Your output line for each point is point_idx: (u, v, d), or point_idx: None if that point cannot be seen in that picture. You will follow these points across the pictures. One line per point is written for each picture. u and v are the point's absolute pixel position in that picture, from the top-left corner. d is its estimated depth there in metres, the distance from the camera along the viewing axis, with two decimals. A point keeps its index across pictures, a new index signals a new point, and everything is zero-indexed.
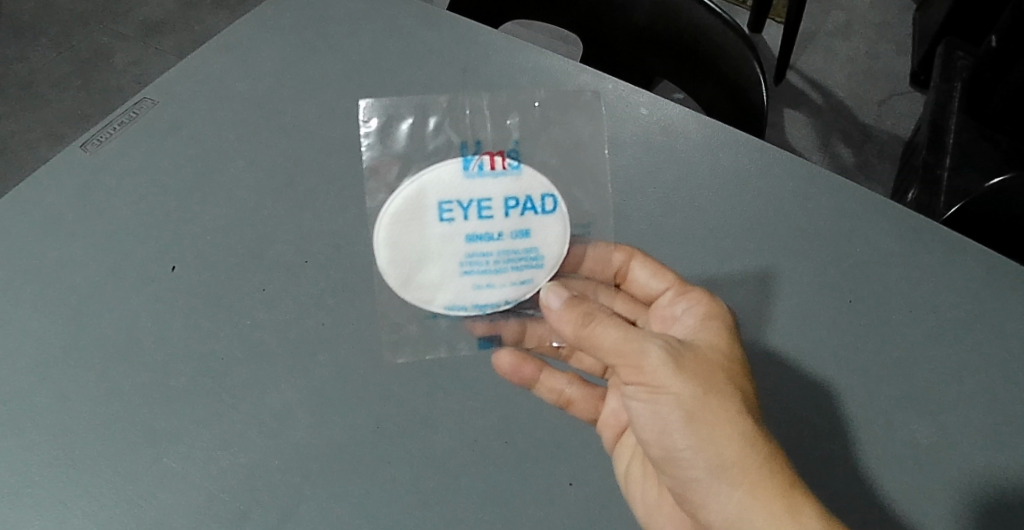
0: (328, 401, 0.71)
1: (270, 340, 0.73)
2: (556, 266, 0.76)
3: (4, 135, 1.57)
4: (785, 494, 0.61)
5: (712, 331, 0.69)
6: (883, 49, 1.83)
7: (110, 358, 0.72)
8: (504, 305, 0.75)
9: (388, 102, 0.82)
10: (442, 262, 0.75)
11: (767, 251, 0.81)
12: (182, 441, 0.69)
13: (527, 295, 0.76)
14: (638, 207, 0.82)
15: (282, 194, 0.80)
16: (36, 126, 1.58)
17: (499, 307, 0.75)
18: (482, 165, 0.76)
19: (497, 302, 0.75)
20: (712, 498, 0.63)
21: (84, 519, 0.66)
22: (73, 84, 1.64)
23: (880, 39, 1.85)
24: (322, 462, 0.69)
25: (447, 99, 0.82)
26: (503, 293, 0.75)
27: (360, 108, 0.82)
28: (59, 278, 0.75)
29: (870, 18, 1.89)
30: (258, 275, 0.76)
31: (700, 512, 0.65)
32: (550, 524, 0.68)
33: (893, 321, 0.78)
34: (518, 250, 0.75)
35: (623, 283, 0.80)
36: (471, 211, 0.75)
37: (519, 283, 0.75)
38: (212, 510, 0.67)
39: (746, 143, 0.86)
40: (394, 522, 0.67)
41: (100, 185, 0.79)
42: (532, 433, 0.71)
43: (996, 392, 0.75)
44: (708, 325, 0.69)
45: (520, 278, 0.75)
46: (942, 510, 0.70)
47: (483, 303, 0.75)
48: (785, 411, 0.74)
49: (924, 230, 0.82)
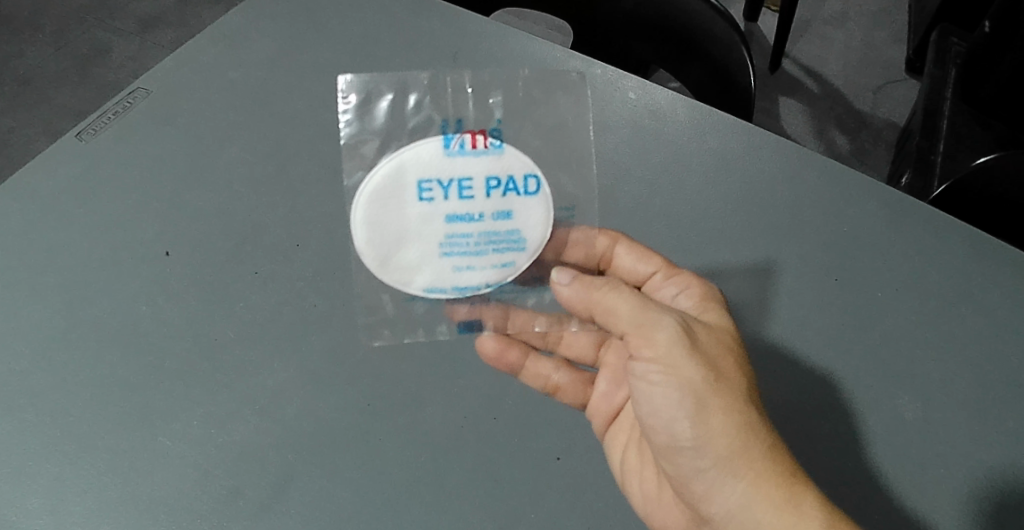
0: (321, 380, 0.72)
1: (263, 322, 0.74)
2: (537, 249, 0.77)
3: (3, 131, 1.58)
4: (789, 485, 0.62)
5: (716, 315, 0.70)
6: (877, 36, 1.85)
7: (106, 343, 0.73)
8: (485, 287, 0.76)
9: (368, 77, 0.82)
10: (420, 242, 0.75)
11: (754, 232, 0.82)
12: (177, 421, 0.70)
13: (508, 278, 0.77)
14: (626, 190, 0.83)
15: (274, 180, 0.81)
16: (33, 121, 1.59)
17: (479, 289, 0.76)
18: (463, 143, 0.77)
19: (478, 284, 0.76)
20: (716, 488, 0.64)
21: (82, 498, 0.67)
22: (71, 80, 1.65)
23: (872, 28, 1.86)
24: (315, 439, 0.70)
25: (428, 76, 0.82)
26: (483, 276, 0.76)
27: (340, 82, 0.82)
28: (55, 263, 0.76)
29: (865, 6, 1.90)
30: (251, 258, 0.77)
31: (700, 503, 0.65)
32: (539, 498, 0.69)
33: (878, 299, 0.79)
34: (499, 231, 0.76)
35: (609, 269, 0.80)
36: (450, 189, 0.75)
37: (500, 265, 0.76)
38: (207, 486, 0.68)
39: (734, 125, 0.87)
40: (385, 498, 0.68)
41: (95, 172, 0.80)
42: (520, 410, 0.72)
43: (980, 366, 0.76)
44: (708, 309, 0.71)
45: (501, 260, 0.76)
46: (924, 482, 0.71)
47: (463, 285, 0.76)
48: (771, 386, 0.75)
49: (911, 208, 0.83)
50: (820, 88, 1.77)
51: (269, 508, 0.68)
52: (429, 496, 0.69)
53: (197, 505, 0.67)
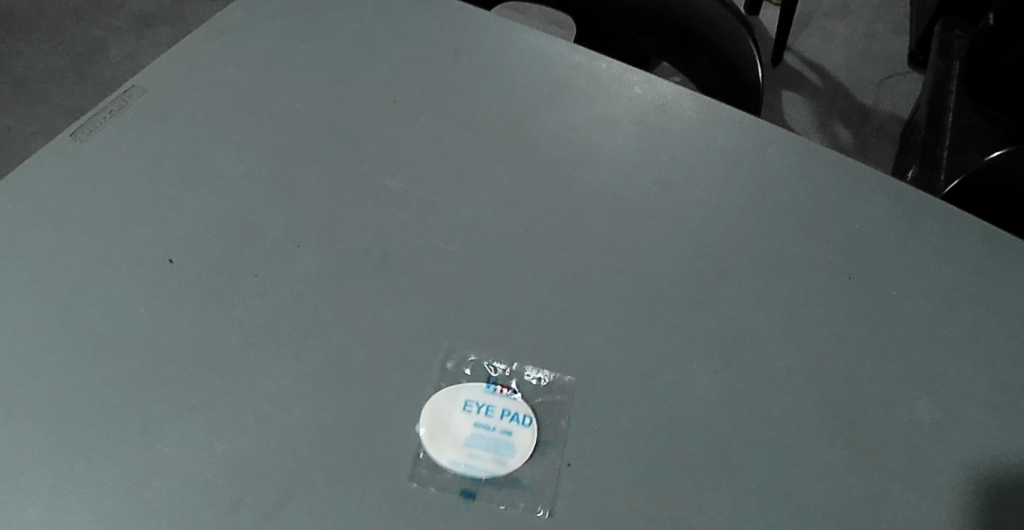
0: (325, 386, 0.64)
1: (263, 324, 0.67)
2: (520, 460, 0.62)
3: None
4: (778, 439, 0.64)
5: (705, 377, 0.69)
6: (872, 36, 1.87)
7: (89, 350, 0.66)
8: (462, 444, 0.63)
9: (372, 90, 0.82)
10: (435, 426, 0.63)
11: (776, 231, 0.78)
12: (167, 432, 0.62)
13: (493, 468, 0.62)
14: (643, 180, 0.79)
15: (272, 174, 0.76)
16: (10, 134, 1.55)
17: (456, 431, 0.63)
18: (475, 255, 0.72)
19: (458, 440, 0.63)
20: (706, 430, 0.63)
21: (56, 522, 0.59)
22: (52, 91, 1.62)
23: (869, 27, 1.89)
24: (318, 448, 0.61)
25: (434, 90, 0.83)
26: (464, 434, 0.63)
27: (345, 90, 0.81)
28: (40, 266, 0.71)
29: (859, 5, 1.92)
30: (249, 260, 0.71)
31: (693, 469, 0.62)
32: (569, 525, 0.60)
33: (899, 295, 0.76)
34: (495, 428, 0.64)
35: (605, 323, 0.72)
36: (473, 410, 0.65)
37: (486, 447, 0.63)
38: (199, 506, 0.59)
39: (741, 121, 0.85)
40: (400, 519, 0.59)
41: (95, 176, 0.76)
42: (548, 415, 0.64)
43: (1006, 363, 0.73)
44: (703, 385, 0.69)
45: (489, 450, 0.63)
46: (973, 485, 0.66)
47: (439, 426, 0.63)
48: (815, 389, 0.69)
49: (923, 205, 0.81)
50: (822, 81, 1.77)
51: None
52: (450, 523, 0.59)
53: (196, 519, 0.59)
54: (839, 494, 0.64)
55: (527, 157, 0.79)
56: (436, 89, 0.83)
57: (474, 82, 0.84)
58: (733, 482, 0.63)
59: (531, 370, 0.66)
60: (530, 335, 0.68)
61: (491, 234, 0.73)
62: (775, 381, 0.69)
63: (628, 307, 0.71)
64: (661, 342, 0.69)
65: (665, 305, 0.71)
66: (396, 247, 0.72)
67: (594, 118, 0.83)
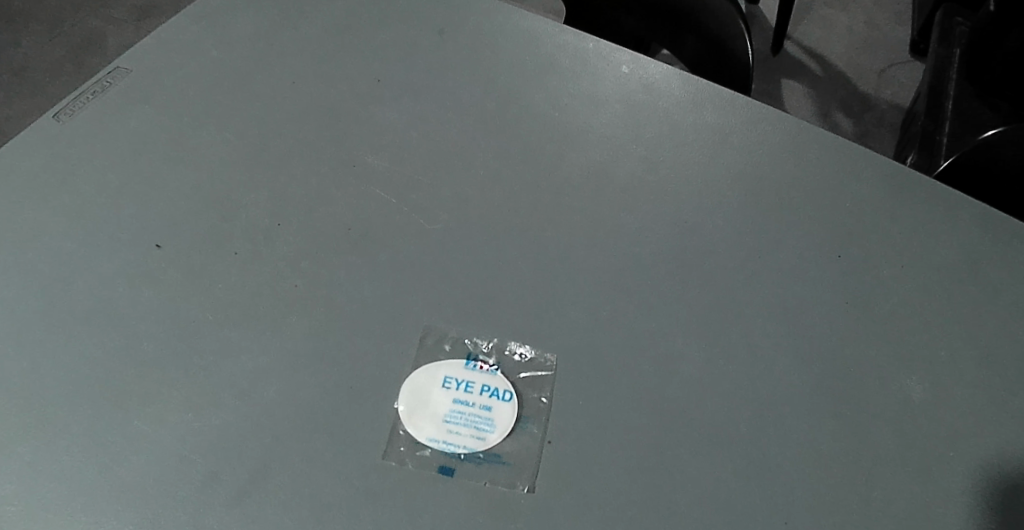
0: (304, 362, 0.63)
1: (244, 302, 0.66)
2: (490, 446, 0.61)
3: None
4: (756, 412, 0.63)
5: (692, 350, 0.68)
6: (870, 26, 1.86)
7: (66, 326, 0.65)
8: (429, 419, 0.62)
9: (355, 72, 0.82)
10: (412, 403, 0.62)
11: (765, 210, 0.76)
12: (146, 406, 0.61)
13: (458, 448, 0.61)
14: (630, 158, 0.78)
15: (254, 153, 0.75)
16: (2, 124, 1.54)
17: (424, 405, 0.63)
18: (457, 232, 0.71)
19: (426, 414, 0.62)
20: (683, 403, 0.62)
21: (31, 499, 0.58)
22: (48, 81, 1.61)
23: (867, 17, 1.87)
24: (297, 424, 0.61)
25: (421, 73, 0.82)
26: (434, 411, 0.63)
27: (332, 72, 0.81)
28: (18, 243, 0.69)
29: None
30: (229, 238, 0.70)
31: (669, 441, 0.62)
32: (552, 501, 0.59)
33: (889, 272, 0.74)
34: (468, 408, 0.63)
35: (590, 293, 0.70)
36: (452, 387, 0.64)
37: (451, 428, 0.62)
38: (177, 482, 0.58)
39: (730, 100, 0.84)
40: (378, 494, 0.58)
41: (75, 150, 0.75)
42: (525, 392, 0.64)
43: (996, 340, 0.72)
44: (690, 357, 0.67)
45: (454, 431, 0.62)
46: (962, 462, 0.65)
47: (411, 400, 0.62)
48: (802, 366, 0.68)
49: (912, 185, 0.80)
50: (824, 71, 1.76)
51: (245, 510, 0.57)
52: (427, 499, 0.58)
53: (171, 495, 0.58)
54: (827, 473, 0.63)
55: (512, 136, 0.78)
56: (420, 69, 0.83)
57: (459, 65, 0.83)
58: (715, 461, 0.62)
59: (515, 346, 0.66)
60: (512, 314, 0.67)
61: (474, 211, 0.73)
62: (761, 361, 0.68)
63: (612, 286, 0.70)
64: (645, 321, 0.68)
65: (650, 283, 0.70)
66: (377, 226, 0.71)
67: (580, 97, 0.82)
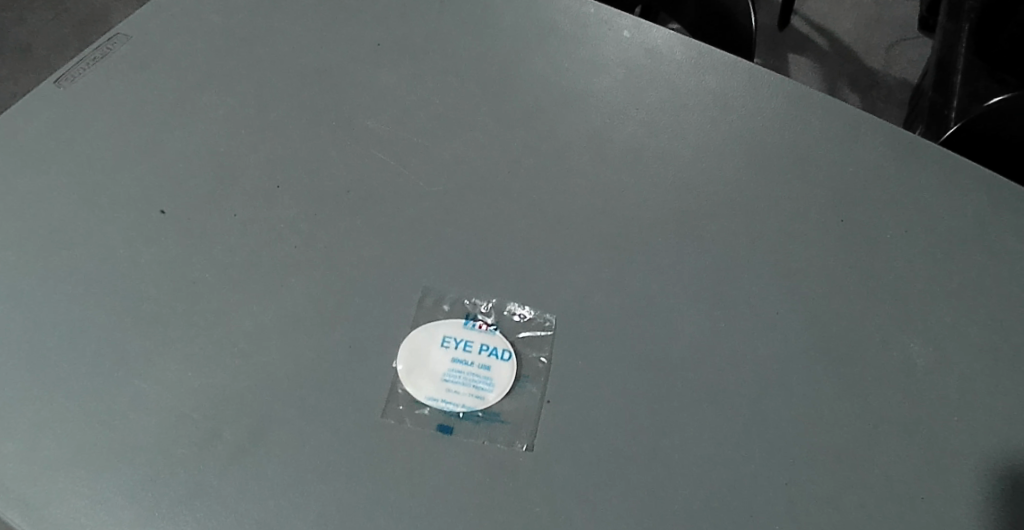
0: (303, 322, 0.63)
1: (244, 263, 0.66)
2: (490, 404, 0.61)
3: (6, 97, 1.54)
4: None
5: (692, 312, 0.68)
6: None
7: (69, 286, 0.65)
8: (428, 379, 0.62)
9: (354, 37, 0.81)
10: (411, 363, 0.62)
11: (767, 174, 0.76)
12: (148, 365, 0.62)
13: (457, 407, 0.61)
14: (631, 123, 0.77)
15: (253, 118, 0.75)
16: (8, 100, 1.54)
17: (423, 365, 0.63)
18: (457, 196, 0.71)
19: (426, 373, 0.62)
20: None
21: (35, 456, 0.58)
22: (54, 57, 1.61)
23: None
24: (297, 384, 0.61)
25: (420, 38, 0.81)
26: (433, 371, 0.63)
27: (331, 37, 0.81)
28: (19, 206, 0.69)
29: None
30: (228, 200, 0.70)
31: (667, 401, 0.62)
32: (550, 460, 0.59)
33: (892, 237, 0.74)
34: (467, 367, 0.63)
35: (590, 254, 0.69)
36: (451, 346, 0.64)
37: (450, 387, 0.62)
38: (178, 439, 0.59)
39: (734, 65, 0.82)
40: (378, 452, 0.58)
41: (74, 113, 0.75)
42: (524, 353, 0.64)
43: (999, 305, 0.71)
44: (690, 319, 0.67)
45: (453, 390, 0.62)
46: (962, 424, 0.65)
47: (410, 360, 0.62)
48: (803, 329, 0.68)
49: (918, 149, 0.79)
50: (831, 46, 1.74)
51: (245, 467, 0.58)
52: (426, 457, 0.59)
53: (171, 452, 0.58)
54: (826, 434, 0.63)
55: (512, 101, 0.77)
56: (420, 34, 0.82)
57: (458, 30, 0.82)
58: (715, 421, 0.62)
59: (515, 306, 0.66)
60: (511, 276, 0.67)
61: (474, 175, 0.72)
62: (761, 324, 0.67)
63: (612, 249, 0.69)
64: (645, 284, 0.68)
65: (650, 247, 0.70)
66: (376, 189, 0.70)
67: (581, 63, 0.81)
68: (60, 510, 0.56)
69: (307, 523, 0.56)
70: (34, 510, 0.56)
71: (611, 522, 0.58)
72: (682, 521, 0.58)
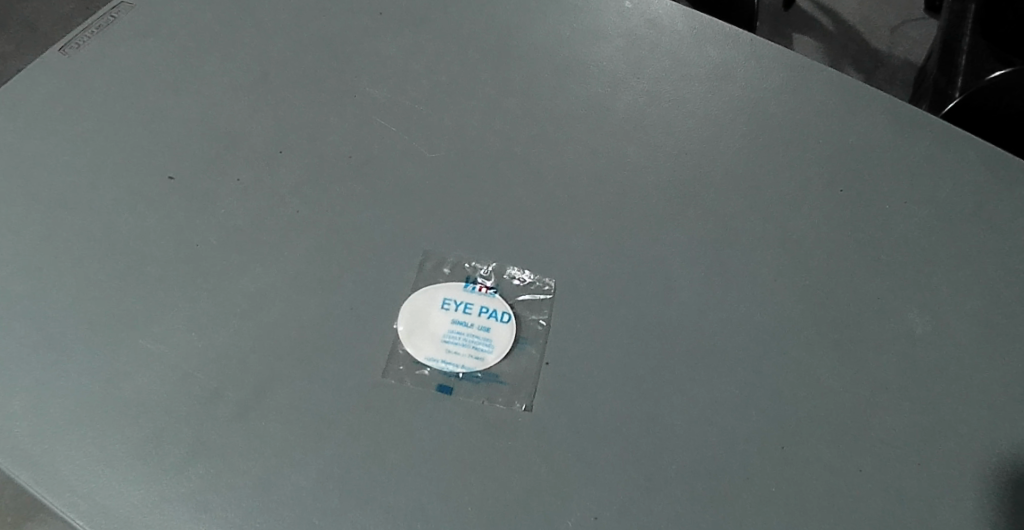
0: (304, 285, 0.64)
1: (247, 226, 0.67)
2: (489, 365, 0.62)
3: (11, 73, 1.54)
4: None
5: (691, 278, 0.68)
6: None
7: (75, 248, 0.66)
8: (429, 340, 0.63)
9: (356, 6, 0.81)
10: (412, 324, 0.63)
11: (767, 144, 0.76)
12: (152, 325, 0.62)
13: (456, 368, 0.62)
14: (632, 93, 0.77)
15: (256, 85, 0.75)
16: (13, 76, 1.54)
17: (424, 327, 0.63)
18: (458, 163, 0.71)
19: (427, 335, 0.63)
20: None
21: (42, 412, 0.59)
22: (59, 32, 1.61)
23: None
24: (299, 344, 0.61)
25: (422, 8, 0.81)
26: (433, 333, 0.63)
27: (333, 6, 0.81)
28: (25, 170, 0.70)
29: None
30: (230, 166, 0.70)
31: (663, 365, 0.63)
32: (548, 420, 0.60)
33: (891, 206, 0.74)
34: (467, 329, 0.64)
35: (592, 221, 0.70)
36: (451, 308, 0.64)
37: (450, 349, 0.63)
38: (181, 397, 0.60)
39: (735, 36, 0.82)
40: (378, 411, 0.59)
41: (77, 80, 0.75)
42: (523, 317, 0.64)
43: (998, 273, 0.72)
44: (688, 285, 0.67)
45: (453, 352, 0.63)
46: (958, 390, 0.66)
47: (411, 322, 0.63)
48: (799, 296, 0.68)
49: (920, 119, 0.79)
50: (836, 26, 1.73)
51: (247, 425, 0.58)
52: (426, 416, 0.59)
53: (175, 409, 0.59)
54: (821, 398, 0.64)
55: (514, 70, 0.78)
56: (422, 3, 0.82)
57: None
58: (711, 384, 0.63)
59: (514, 270, 0.66)
60: (511, 241, 0.68)
61: (475, 143, 0.73)
62: (759, 290, 0.68)
63: (611, 216, 0.70)
64: (644, 250, 0.68)
65: (649, 214, 0.70)
66: (377, 155, 0.71)
67: (582, 33, 0.81)
68: (65, 467, 0.57)
69: (309, 480, 0.57)
70: (40, 466, 0.57)
71: (607, 480, 0.59)
72: (678, 482, 0.59)
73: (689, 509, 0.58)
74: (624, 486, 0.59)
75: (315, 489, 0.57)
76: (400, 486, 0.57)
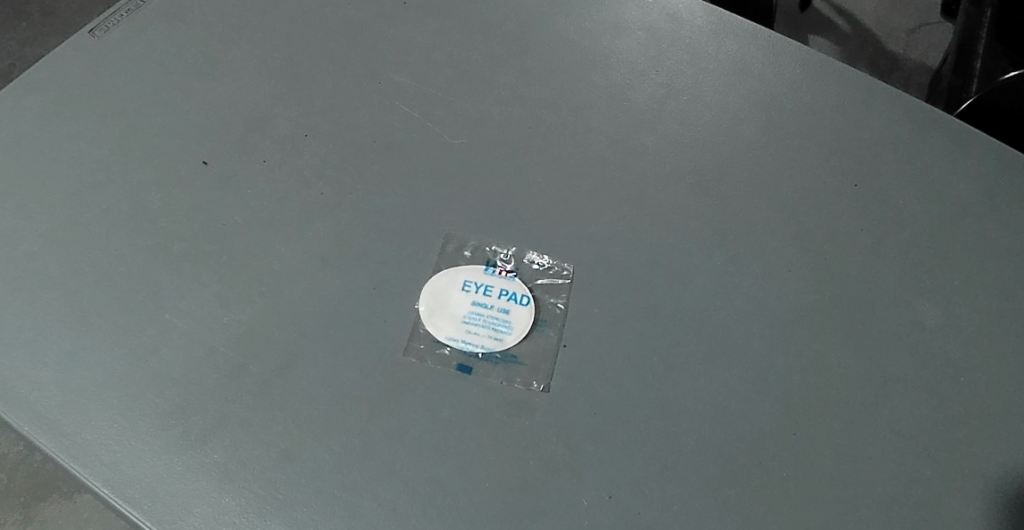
0: (328, 265, 0.65)
1: (271, 206, 0.68)
2: (508, 346, 0.63)
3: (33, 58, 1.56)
4: None
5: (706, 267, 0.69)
6: None
7: (104, 225, 0.67)
8: (451, 320, 0.64)
9: None
10: (433, 304, 0.65)
11: (784, 138, 0.77)
12: (178, 301, 0.64)
13: (476, 347, 0.63)
14: (651, 85, 0.78)
15: (282, 70, 0.76)
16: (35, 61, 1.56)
17: (446, 308, 0.65)
18: (479, 149, 0.72)
19: (448, 315, 0.64)
20: None
21: (72, 383, 0.61)
22: (81, 19, 1.63)
23: None
24: (321, 322, 0.63)
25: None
26: (454, 313, 0.65)
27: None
28: (57, 148, 0.71)
29: None
30: (256, 148, 0.72)
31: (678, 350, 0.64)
32: (564, 400, 0.61)
33: (905, 200, 0.75)
34: (487, 311, 0.65)
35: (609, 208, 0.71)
36: (472, 290, 0.66)
37: (471, 329, 0.64)
38: (207, 370, 0.61)
39: (754, 31, 0.83)
40: (399, 387, 0.61)
41: (107, 61, 0.77)
42: (541, 300, 0.66)
43: (1009, 268, 0.72)
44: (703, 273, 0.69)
45: (474, 332, 0.64)
46: (968, 381, 0.66)
47: (433, 302, 0.65)
48: (813, 286, 0.69)
49: (936, 115, 0.80)
50: (852, 28, 1.74)
51: (271, 399, 0.60)
52: (445, 394, 0.61)
53: (201, 381, 0.61)
54: (832, 386, 0.65)
55: (534, 61, 0.79)
56: None
57: None
58: (724, 370, 0.64)
59: (534, 255, 0.67)
60: (530, 226, 0.69)
61: (496, 130, 0.74)
62: (773, 280, 0.69)
63: (628, 204, 0.71)
64: (660, 238, 0.70)
65: (666, 203, 0.71)
66: (400, 140, 0.72)
67: (603, 25, 0.82)
68: (93, 435, 0.59)
69: (330, 453, 0.58)
70: (69, 434, 0.59)
71: (620, 460, 0.60)
72: (690, 464, 0.60)
73: (701, 491, 0.60)
74: (638, 468, 0.60)
75: (336, 462, 0.58)
76: (418, 461, 0.58)
